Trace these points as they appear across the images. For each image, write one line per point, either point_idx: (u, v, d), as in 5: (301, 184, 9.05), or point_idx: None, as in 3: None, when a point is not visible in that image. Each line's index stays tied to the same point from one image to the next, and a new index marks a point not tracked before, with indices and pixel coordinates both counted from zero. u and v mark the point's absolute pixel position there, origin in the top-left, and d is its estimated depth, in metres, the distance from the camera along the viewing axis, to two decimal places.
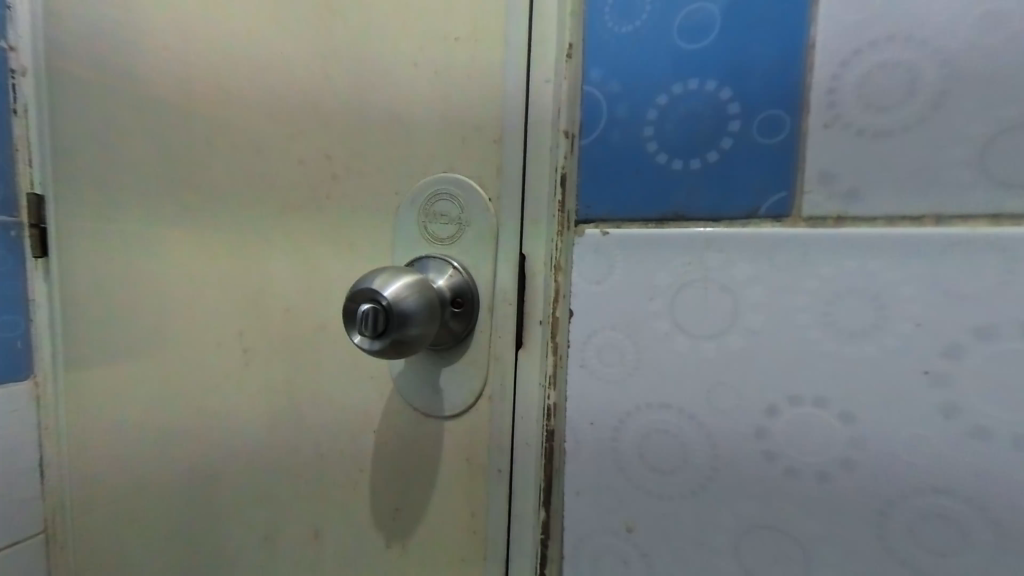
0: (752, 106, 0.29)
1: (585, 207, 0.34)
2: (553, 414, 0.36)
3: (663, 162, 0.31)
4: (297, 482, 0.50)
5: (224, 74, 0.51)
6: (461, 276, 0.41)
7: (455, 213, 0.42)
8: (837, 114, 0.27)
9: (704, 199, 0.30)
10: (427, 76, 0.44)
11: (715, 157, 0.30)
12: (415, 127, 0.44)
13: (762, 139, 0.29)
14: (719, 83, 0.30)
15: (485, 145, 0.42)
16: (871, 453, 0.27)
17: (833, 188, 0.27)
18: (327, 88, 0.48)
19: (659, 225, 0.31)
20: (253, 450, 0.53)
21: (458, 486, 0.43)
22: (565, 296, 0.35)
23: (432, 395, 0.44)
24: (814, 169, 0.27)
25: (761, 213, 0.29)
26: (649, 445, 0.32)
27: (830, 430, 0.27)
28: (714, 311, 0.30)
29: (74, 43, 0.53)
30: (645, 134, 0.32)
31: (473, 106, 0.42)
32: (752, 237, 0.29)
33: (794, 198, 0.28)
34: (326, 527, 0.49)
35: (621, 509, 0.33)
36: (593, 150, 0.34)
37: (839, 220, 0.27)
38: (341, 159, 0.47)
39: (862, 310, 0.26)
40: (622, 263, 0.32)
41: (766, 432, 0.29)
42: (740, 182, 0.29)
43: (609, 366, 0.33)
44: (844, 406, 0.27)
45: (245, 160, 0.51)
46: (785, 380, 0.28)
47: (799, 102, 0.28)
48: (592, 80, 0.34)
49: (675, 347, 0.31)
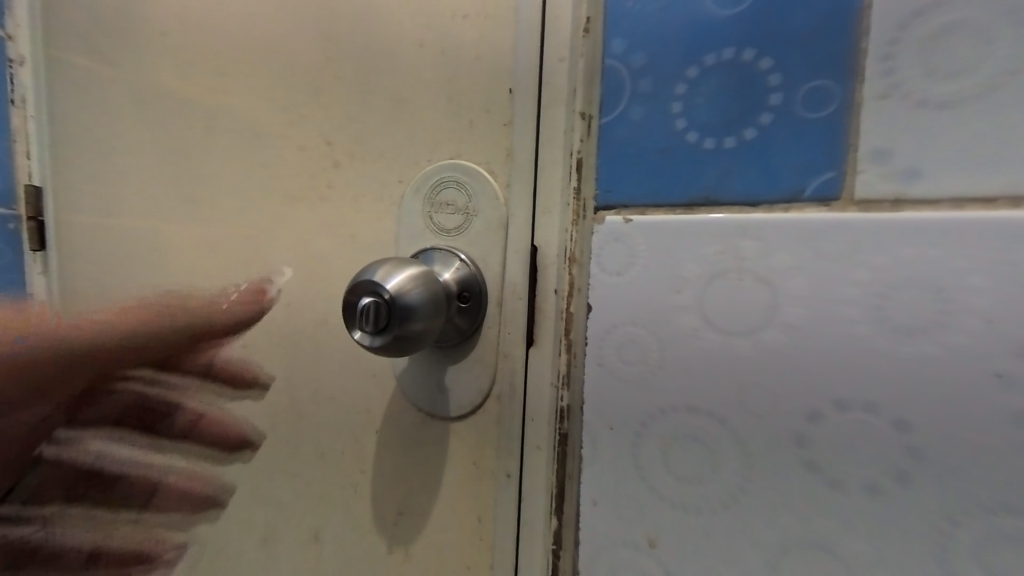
0: (795, 76, 0.26)
1: (605, 192, 0.32)
2: (566, 417, 0.34)
3: (692, 140, 0.29)
4: (296, 483, 0.48)
5: (224, 57, 0.49)
6: (468, 268, 0.38)
7: (461, 202, 0.40)
8: (895, 82, 0.24)
9: (740, 181, 0.27)
10: (433, 56, 0.41)
11: (753, 134, 0.27)
12: (421, 111, 0.42)
13: (807, 113, 0.26)
14: (758, 51, 0.27)
15: (494, 130, 0.39)
16: (930, 464, 0.24)
17: (888, 166, 0.24)
18: (329, 72, 0.45)
19: (687, 210, 0.29)
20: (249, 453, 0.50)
21: (464, 490, 0.41)
22: (581, 289, 0.33)
23: (436, 395, 0.41)
24: (868, 146, 0.24)
25: (804, 196, 0.26)
26: (673, 452, 0.29)
27: (882, 438, 0.24)
28: (748, 305, 0.27)
29: (75, 30, 0.51)
30: (673, 110, 0.29)
31: (480, 88, 0.39)
32: (795, 224, 0.26)
33: (844, 178, 0.25)
34: (326, 531, 0.47)
35: (643, 521, 0.31)
36: (614, 129, 0.31)
37: (896, 202, 0.24)
38: (344, 145, 0.45)
39: (920, 304, 0.23)
40: (645, 252, 0.30)
41: (806, 440, 0.26)
42: (782, 162, 0.26)
43: (630, 366, 0.31)
44: (899, 411, 0.24)
45: (245, 146, 0.49)
46: (830, 381, 0.25)
47: (850, 69, 0.25)
48: (613, 52, 0.32)
49: (704, 346, 0.28)
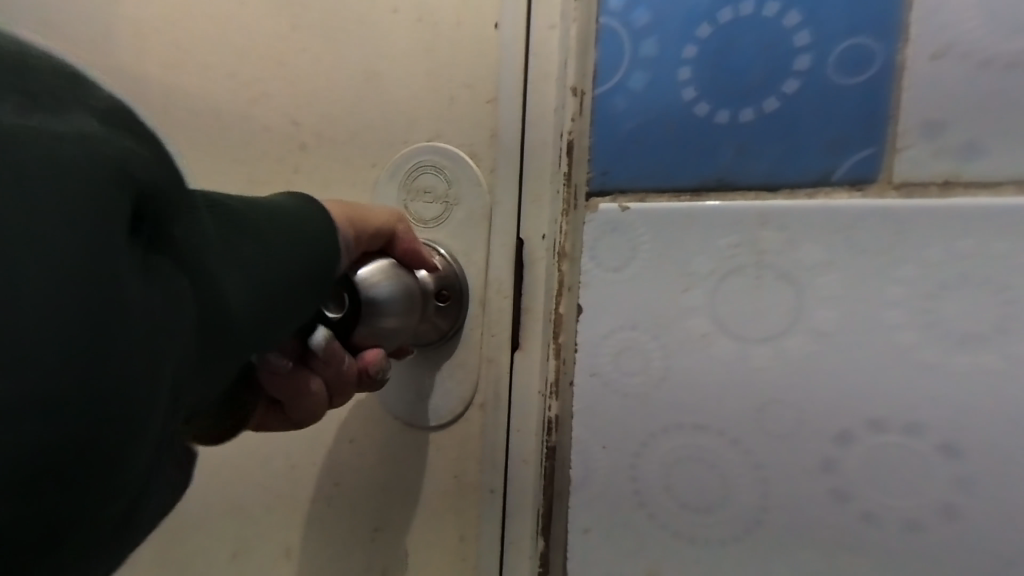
0: (828, 35, 0.22)
1: (600, 175, 0.27)
2: (555, 428, 0.30)
3: (703, 113, 0.25)
4: (241, 503, 0.41)
5: (175, 25, 0.44)
6: (447, 263, 0.34)
7: (440, 188, 0.35)
8: (950, 41, 0.20)
9: (759, 160, 0.23)
10: (408, 23, 0.36)
11: (774, 105, 0.23)
12: (395, 86, 0.37)
13: (842, 78, 0.22)
14: (784, 6, 0.23)
15: (476, 106, 0.34)
16: (981, 496, 0.20)
17: (939, 143, 0.20)
18: (293, 43, 0.40)
19: (694, 195, 0.25)
20: (198, 462, 0.43)
21: (444, 511, 0.35)
22: (573, 288, 0.29)
23: (413, 404, 0.36)
24: (914, 118, 0.21)
25: (835, 178, 0.22)
26: (679, 475, 0.26)
27: (924, 465, 0.21)
28: (766, 306, 0.23)
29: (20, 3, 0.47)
30: (681, 77, 0.25)
31: (461, 58, 0.35)
32: (823, 211, 0.22)
33: (883, 157, 0.21)
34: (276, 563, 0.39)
35: (642, 552, 0.27)
36: (612, 101, 0.27)
37: (945, 185, 0.20)
38: (310, 125, 0.40)
39: (973, 310, 0.20)
40: (647, 244, 0.26)
41: (834, 465, 0.22)
42: (812, 135, 0.23)
43: (629, 376, 0.27)
44: (946, 433, 0.20)
45: (196, 124, 0.43)
46: (864, 398, 0.22)
47: (892, 27, 0.21)
48: (611, 11, 0.28)
49: (716, 355, 0.24)
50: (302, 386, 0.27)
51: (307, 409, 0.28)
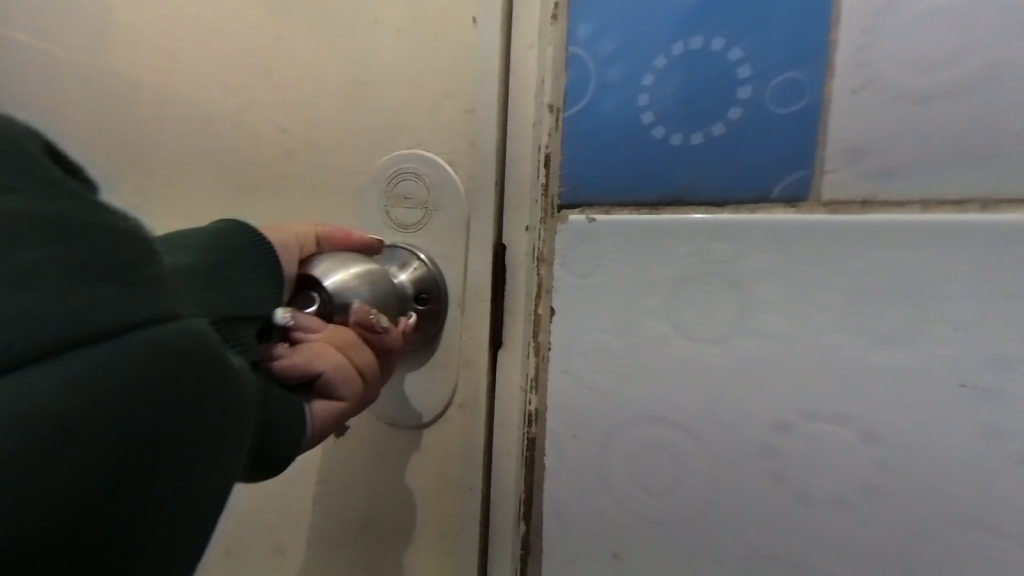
0: (766, 69, 0.25)
1: (571, 189, 0.30)
2: (533, 421, 0.32)
3: (659, 135, 0.27)
4: (236, 496, 0.43)
5: (167, 32, 0.45)
6: (426, 268, 0.36)
7: (421, 195, 0.37)
8: (869, 76, 0.23)
9: (709, 179, 0.26)
10: (394, 38, 0.38)
11: (721, 130, 0.26)
12: (381, 97, 0.39)
13: (777, 108, 0.25)
14: (728, 43, 0.26)
15: (458, 119, 0.37)
16: (897, 477, 0.23)
17: (860, 166, 0.23)
18: (283, 53, 0.42)
19: (654, 209, 0.27)
20: None
21: (430, 500, 0.38)
22: (548, 290, 0.31)
23: (400, 400, 0.38)
24: (840, 144, 0.23)
25: (773, 196, 0.25)
26: (640, 462, 0.28)
27: (850, 449, 0.23)
28: (716, 309, 0.26)
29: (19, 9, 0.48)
30: (641, 102, 0.28)
31: (444, 73, 0.37)
32: (766, 225, 0.25)
33: (814, 178, 0.24)
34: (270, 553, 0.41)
35: (608, 532, 0.29)
36: (580, 121, 0.30)
37: (866, 204, 0.23)
38: (299, 133, 0.42)
39: (891, 313, 0.22)
40: (612, 252, 0.28)
41: (775, 450, 0.25)
42: (753, 158, 0.25)
43: (596, 373, 0.29)
44: (867, 421, 0.23)
45: (188, 130, 0.45)
46: (800, 390, 0.24)
47: (821, 63, 0.24)
48: (579, 38, 0.30)
49: (674, 353, 0.27)
50: (312, 355, 0.27)
51: (341, 372, 0.28)
